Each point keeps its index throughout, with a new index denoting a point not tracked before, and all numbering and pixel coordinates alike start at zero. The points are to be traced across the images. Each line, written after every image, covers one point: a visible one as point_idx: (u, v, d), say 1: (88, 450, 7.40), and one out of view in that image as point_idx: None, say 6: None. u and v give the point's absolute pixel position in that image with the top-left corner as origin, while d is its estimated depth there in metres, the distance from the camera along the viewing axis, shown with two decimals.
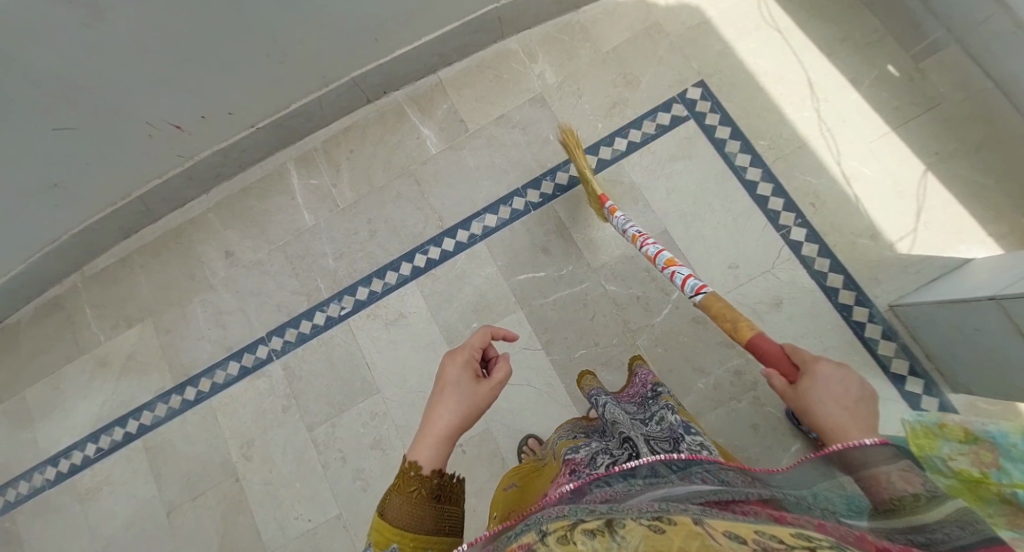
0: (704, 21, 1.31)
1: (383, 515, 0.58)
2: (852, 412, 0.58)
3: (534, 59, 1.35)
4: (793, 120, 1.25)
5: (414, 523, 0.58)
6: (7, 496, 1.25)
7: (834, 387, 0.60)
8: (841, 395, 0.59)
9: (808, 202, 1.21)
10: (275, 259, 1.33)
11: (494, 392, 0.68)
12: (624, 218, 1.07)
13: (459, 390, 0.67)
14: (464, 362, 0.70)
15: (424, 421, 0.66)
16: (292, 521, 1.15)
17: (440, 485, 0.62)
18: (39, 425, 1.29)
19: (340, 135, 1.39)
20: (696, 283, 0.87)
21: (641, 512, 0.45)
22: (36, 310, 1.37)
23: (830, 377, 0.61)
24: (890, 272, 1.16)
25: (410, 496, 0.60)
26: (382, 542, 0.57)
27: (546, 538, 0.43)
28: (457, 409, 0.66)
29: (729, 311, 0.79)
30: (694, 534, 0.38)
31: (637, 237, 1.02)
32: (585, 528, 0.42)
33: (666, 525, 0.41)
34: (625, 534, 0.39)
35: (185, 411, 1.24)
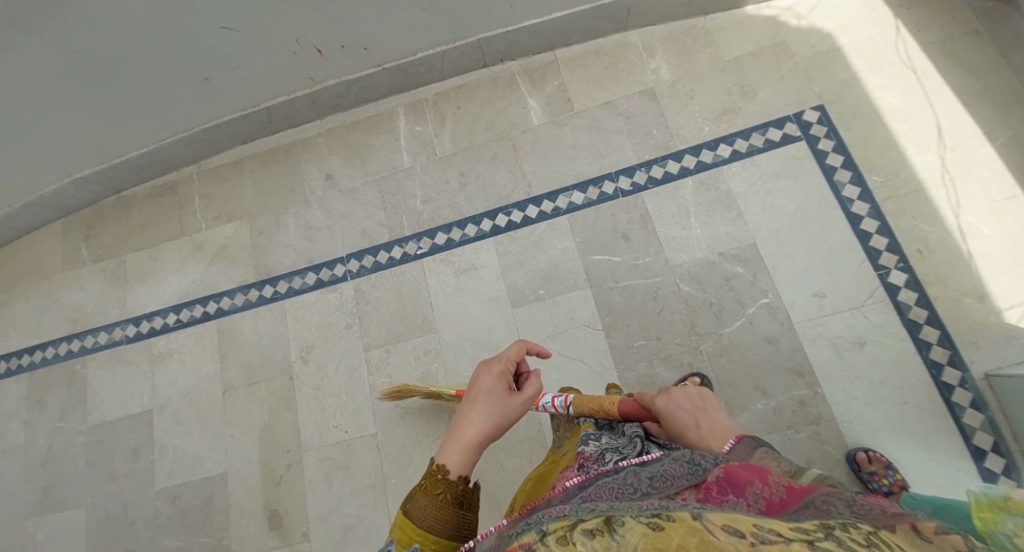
0: (835, 48, 1.31)
1: (406, 514, 0.56)
2: (700, 421, 0.74)
3: (653, 54, 1.38)
4: (915, 164, 1.22)
5: (436, 525, 0.56)
6: (86, 343, 1.41)
7: (675, 414, 0.76)
8: (687, 413, 0.75)
9: (914, 249, 1.17)
10: (369, 190, 1.41)
11: (525, 406, 0.68)
12: None
13: (492, 399, 0.67)
14: (498, 374, 0.70)
15: (455, 427, 0.65)
16: (331, 429, 1.24)
17: (465, 492, 0.59)
18: (132, 288, 1.43)
19: (451, 90, 1.45)
20: (558, 400, 0.86)
21: (639, 511, 0.43)
22: (152, 189, 1.50)
23: (677, 409, 0.76)
24: (991, 339, 1.10)
25: (435, 498, 0.57)
26: (404, 542, 0.54)
27: (545, 539, 0.41)
28: (489, 418, 0.65)
29: (590, 402, 0.82)
30: (693, 529, 0.37)
31: None
32: (584, 528, 0.41)
33: (665, 522, 0.40)
34: (624, 533, 0.39)
35: (260, 306, 1.35)
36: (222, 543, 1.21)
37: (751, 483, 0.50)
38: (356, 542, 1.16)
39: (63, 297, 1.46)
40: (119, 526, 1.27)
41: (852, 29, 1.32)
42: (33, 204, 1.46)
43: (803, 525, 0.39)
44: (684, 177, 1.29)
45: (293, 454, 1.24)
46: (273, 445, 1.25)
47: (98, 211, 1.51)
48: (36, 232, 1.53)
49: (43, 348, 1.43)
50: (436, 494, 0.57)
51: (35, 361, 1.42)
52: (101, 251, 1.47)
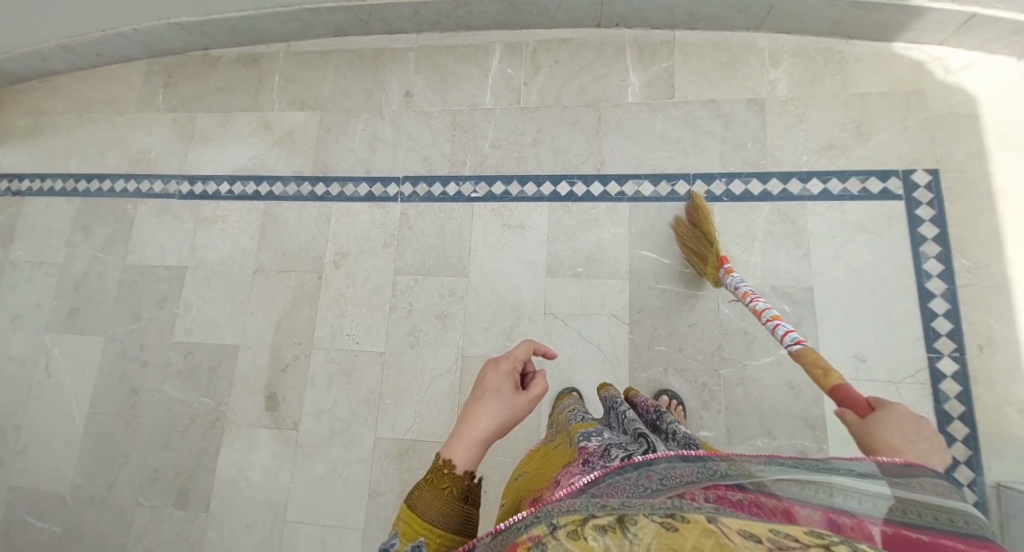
0: (972, 115, 1.20)
1: (412, 507, 0.54)
2: (916, 447, 0.53)
3: (776, 64, 1.29)
4: (1010, 258, 1.13)
5: (441, 520, 0.54)
6: (141, 186, 1.45)
7: (901, 420, 0.56)
8: (911, 432, 0.55)
9: (975, 343, 1.10)
10: (443, 119, 1.37)
11: (532, 407, 0.63)
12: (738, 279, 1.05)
13: (500, 397, 0.61)
14: (506, 370, 0.64)
15: (459, 424, 0.60)
16: (342, 335, 1.28)
17: (470, 487, 0.57)
18: (195, 147, 1.45)
19: (554, 42, 1.38)
20: (797, 337, 0.87)
21: (654, 508, 0.42)
22: (238, 56, 1.50)
23: (904, 418, 0.57)
24: (1019, 453, 1.05)
25: (442, 492, 0.55)
26: (410, 536, 0.53)
27: (555, 532, 0.40)
28: (496, 416, 0.60)
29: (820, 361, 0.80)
30: (708, 532, 0.36)
31: (748, 294, 1.00)
32: (596, 524, 0.40)
33: (678, 523, 0.39)
34: (636, 532, 0.38)
35: (309, 202, 1.36)
36: (218, 409, 1.28)
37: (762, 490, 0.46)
38: (339, 445, 1.22)
39: (130, 136, 1.50)
40: (131, 363, 1.34)
41: (1000, 101, 1.20)
42: (126, 35, 1.45)
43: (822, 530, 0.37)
44: (763, 201, 1.23)
45: (303, 348, 1.28)
46: (287, 334, 1.30)
47: (183, 62, 1.52)
48: (120, 66, 1.56)
49: (101, 179, 1.48)
50: (443, 489, 0.55)
51: (91, 190, 1.48)
52: (175, 102, 1.49)
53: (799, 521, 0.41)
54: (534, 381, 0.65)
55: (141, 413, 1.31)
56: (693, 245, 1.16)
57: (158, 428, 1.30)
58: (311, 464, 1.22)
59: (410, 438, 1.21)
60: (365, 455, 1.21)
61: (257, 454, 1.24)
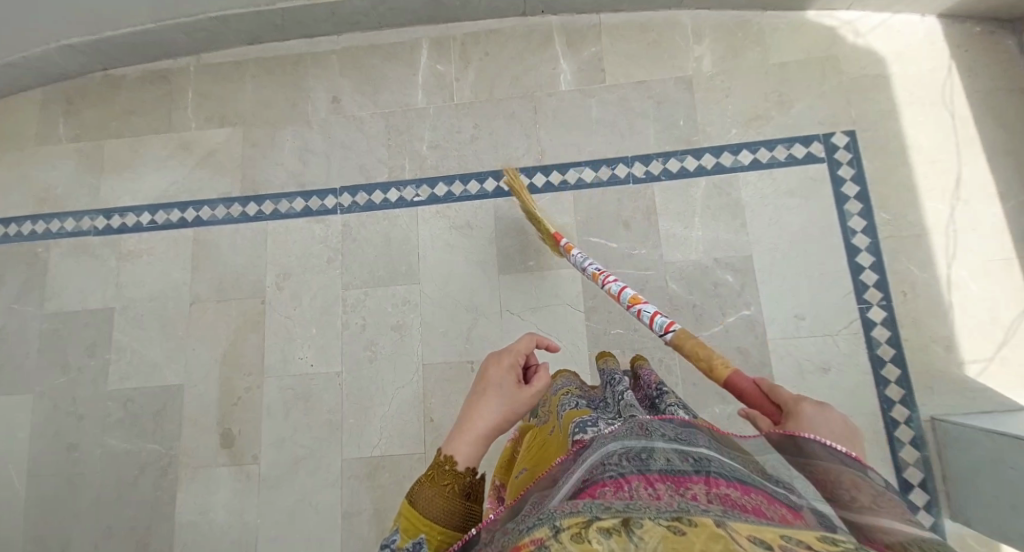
0: (882, 75, 1.26)
1: (413, 504, 0.53)
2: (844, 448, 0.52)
3: (699, 41, 1.31)
4: (925, 208, 1.21)
5: (443, 516, 0.52)
6: (50, 227, 1.34)
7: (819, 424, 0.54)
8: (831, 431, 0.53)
9: (900, 290, 1.18)
10: (375, 123, 1.33)
11: (533, 401, 0.64)
12: (582, 256, 1.06)
13: (501, 393, 0.63)
14: (507, 365, 0.66)
15: (461, 421, 0.60)
16: (296, 359, 1.24)
17: (472, 483, 0.55)
18: (106, 178, 1.35)
19: (482, 34, 1.35)
20: (666, 321, 0.86)
21: (658, 511, 0.38)
22: (142, 73, 1.39)
23: (814, 418, 0.55)
24: (947, 388, 1.14)
25: (444, 489, 0.53)
26: (411, 532, 0.51)
27: (558, 535, 0.36)
28: (498, 411, 0.61)
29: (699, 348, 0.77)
30: (716, 536, 0.33)
31: (597, 274, 1.01)
32: (601, 527, 0.36)
33: (685, 526, 0.35)
34: (642, 535, 0.34)
35: (242, 223, 1.30)
36: (170, 452, 1.22)
37: (760, 491, 0.45)
38: (305, 472, 1.19)
39: (31, 173, 1.37)
40: (66, 418, 1.26)
41: (906, 59, 1.27)
42: (13, 64, 1.31)
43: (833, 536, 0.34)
44: (699, 176, 1.26)
45: (254, 378, 1.24)
46: (235, 366, 1.25)
47: (81, 87, 1.40)
48: (10, 97, 1.42)
49: (4, 224, 1.35)
50: (445, 485, 0.54)
51: None
52: (78, 131, 1.38)
53: (807, 527, 0.38)
54: (535, 376, 0.67)
55: (84, 470, 1.23)
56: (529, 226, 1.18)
57: (105, 482, 1.22)
58: (277, 496, 1.19)
59: (378, 454, 1.19)
60: (333, 477, 1.19)
61: (218, 493, 1.20)
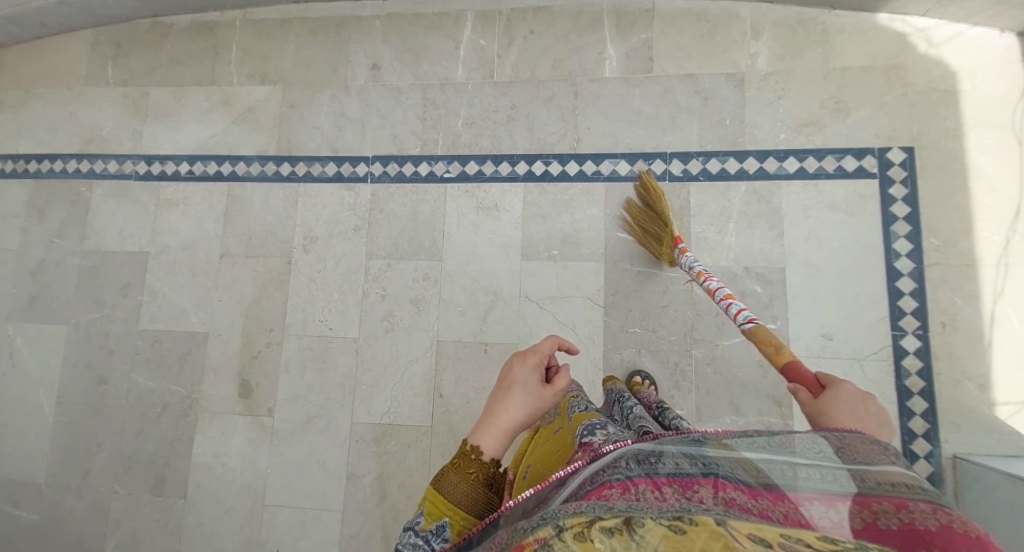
0: (951, 90, 1.18)
1: (438, 489, 0.54)
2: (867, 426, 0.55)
3: (756, 36, 1.24)
4: (978, 238, 1.14)
5: (466, 502, 0.53)
6: (94, 167, 1.38)
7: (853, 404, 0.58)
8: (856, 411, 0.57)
9: (939, 321, 1.13)
10: (413, 94, 1.31)
11: (558, 400, 0.61)
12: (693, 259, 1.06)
13: (526, 392, 0.59)
14: (533, 363, 0.62)
15: (485, 414, 0.58)
16: (316, 321, 1.27)
17: (496, 474, 0.55)
18: (150, 124, 1.38)
19: (529, 11, 1.30)
20: (749, 316, 0.90)
21: (660, 511, 0.38)
22: (190, 24, 1.40)
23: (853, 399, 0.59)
24: (975, 427, 1.09)
25: (468, 476, 0.54)
26: (435, 515, 0.53)
27: (561, 534, 0.35)
28: (523, 409, 0.59)
29: (776, 341, 0.82)
30: (717, 535, 0.33)
31: (701, 275, 1.01)
32: (603, 526, 0.35)
33: (685, 525, 0.35)
34: (644, 533, 0.34)
35: (275, 182, 1.32)
36: (191, 396, 1.28)
37: (770, 491, 0.43)
38: (315, 431, 1.23)
39: (80, 113, 1.41)
40: (98, 351, 1.32)
41: (980, 75, 1.18)
42: (69, 4, 1.34)
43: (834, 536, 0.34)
44: (739, 180, 1.21)
45: (274, 335, 1.27)
46: (257, 321, 1.28)
47: (131, 32, 1.42)
48: (64, 36, 1.45)
49: (51, 160, 1.40)
50: (470, 473, 0.54)
51: (42, 171, 1.40)
52: (126, 76, 1.40)
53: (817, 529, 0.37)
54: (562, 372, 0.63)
55: (111, 402, 1.30)
56: (646, 224, 1.15)
57: (130, 416, 1.29)
58: (288, 450, 1.23)
59: (387, 422, 1.22)
60: (342, 439, 1.22)
61: (233, 440, 1.25)
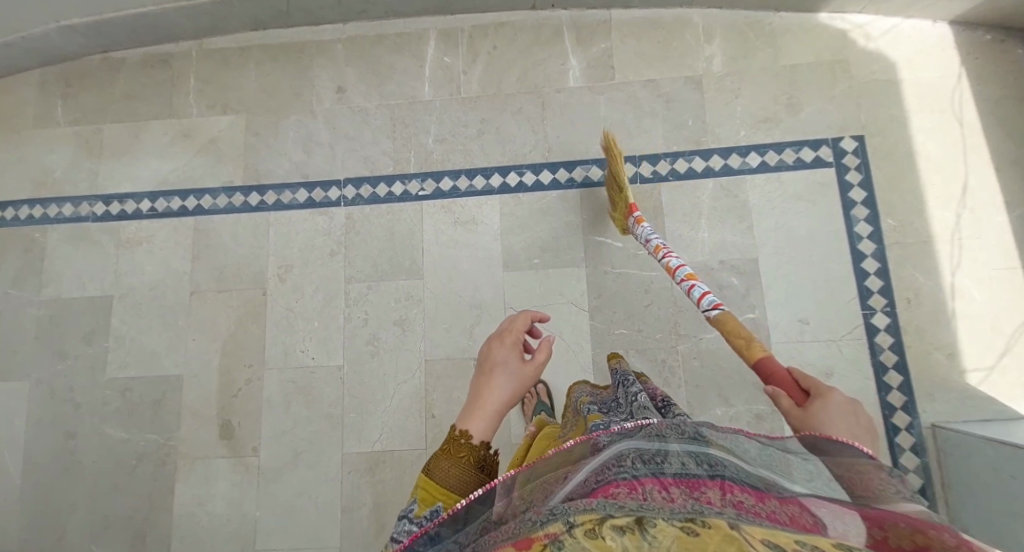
0: (892, 80, 1.26)
1: (430, 475, 0.59)
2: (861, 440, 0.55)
3: (710, 40, 1.30)
4: (931, 216, 1.21)
5: (458, 485, 0.58)
6: (47, 212, 1.32)
7: (840, 411, 0.59)
8: (852, 425, 0.57)
9: (904, 297, 1.19)
10: (381, 115, 1.31)
11: (539, 373, 0.66)
12: (649, 229, 1.09)
13: (508, 371, 0.65)
14: (510, 343, 0.67)
15: (473, 398, 0.64)
16: (297, 351, 1.23)
17: (485, 456, 0.61)
18: (106, 163, 1.33)
19: (490, 27, 1.33)
20: (715, 300, 0.91)
21: (672, 512, 0.38)
22: (143, 58, 1.36)
23: (840, 408, 0.59)
24: (948, 395, 1.15)
25: (459, 460, 0.59)
26: (428, 500, 0.57)
27: (572, 530, 0.35)
28: (507, 389, 0.64)
29: (743, 331, 0.84)
30: (731, 538, 0.32)
31: (659, 248, 1.05)
32: (615, 524, 0.35)
33: (699, 528, 0.34)
34: (656, 534, 0.34)
35: (244, 213, 1.28)
36: (169, 442, 1.21)
37: (776, 494, 0.43)
38: (305, 465, 1.19)
39: (28, 156, 1.35)
40: (63, 406, 1.24)
41: (916, 65, 1.26)
42: (11, 44, 1.28)
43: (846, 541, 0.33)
44: (706, 178, 1.25)
45: (254, 370, 1.23)
46: (234, 357, 1.24)
47: (81, 69, 1.37)
48: (6, 78, 1.38)
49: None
50: (461, 457, 0.59)
51: None
52: (77, 115, 1.35)
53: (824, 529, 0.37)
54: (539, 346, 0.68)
55: (80, 459, 1.22)
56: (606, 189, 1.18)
57: (102, 471, 1.21)
58: (277, 489, 1.18)
59: (379, 449, 1.18)
60: (334, 471, 1.18)
61: (217, 485, 1.19)
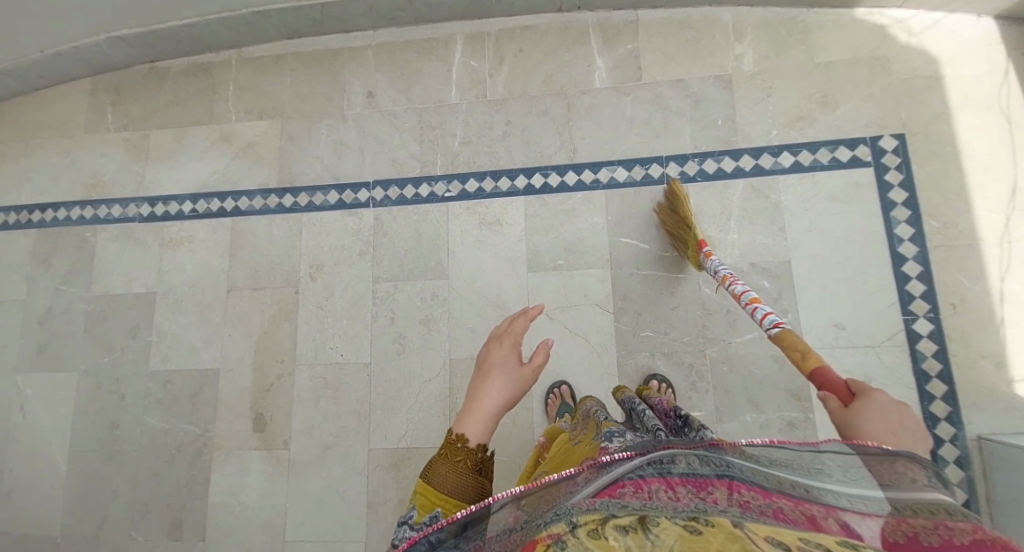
0: (935, 76, 1.21)
1: (429, 482, 0.60)
2: (905, 441, 0.51)
3: (740, 38, 1.27)
4: (977, 217, 1.15)
5: (456, 490, 0.59)
6: (98, 212, 1.39)
7: (883, 410, 0.55)
8: (892, 426, 0.53)
9: (949, 302, 1.13)
10: (409, 118, 1.33)
11: (536, 376, 0.67)
12: (718, 263, 1.05)
13: (505, 373, 0.65)
14: (509, 345, 0.68)
15: (470, 399, 0.64)
16: (326, 349, 1.26)
17: (483, 458, 0.61)
18: (152, 166, 1.40)
19: (516, 30, 1.34)
20: (776, 320, 0.87)
21: (675, 511, 0.37)
22: (186, 66, 1.43)
23: (884, 405, 0.56)
24: (997, 406, 1.09)
25: (456, 465, 0.60)
26: (427, 507, 0.58)
27: (574, 531, 0.35)
28: (503, 391, 0.64)
29: (803, 345, 0.79)
30: (734, 537, 0.32)
31: (726, 278, 1.00)
32: (617, 524, 0.35)
33: (702, 526, 0.34)
34: (659, 533, 0.34)
35: (278, 214, 1.33)
36: (205, 434, 1.26)
37: (785, 492, 0.43)
38: (332, 460, 1.21)
39: (81, 160, 1.43)
40: (109, 397, 1.31)
41: (961, 60, 1.21)
42: (67, 54, 1.37)
43: (853, 540, 0.33)
44: (736, 178, 1.23)
45: (286, 366, 1.27)
46: (267, 353, 1.28)
47: (130, 77, 1.45)
48: (63, 86, 1.47)
49: (54, 208, 1.41)
50: (458, 461, 0.60)
51: (46, 220, 1.41)
52: (126, 121, 1.43)
53: (830, 528, 0.36)
54: (536, 350, 0.69)
55: (124, 447, 1.28)
56: (671, 227, 1.17)
57: (144, 460, 1.27)
58: (305, 482, 1.21)
59: (404, 447, 1.20)
60: (360, 467, 1.21)
61: (249, 477, 1.23)
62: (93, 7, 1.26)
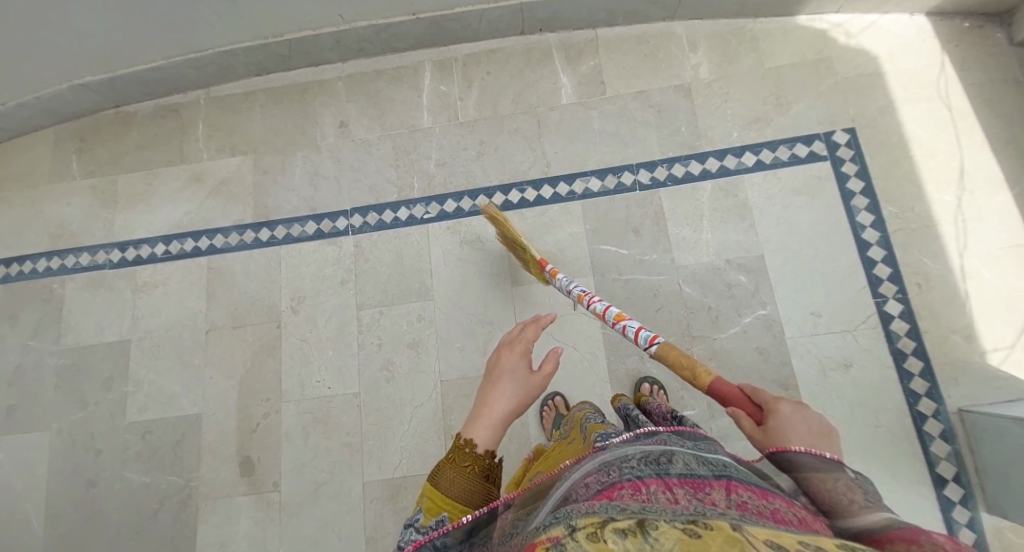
0: (876, 73, 1.29)
1: (436, 485, 0.59)
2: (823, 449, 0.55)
3: (695, 49, 1.34)
4: (931, 200, 1.22)
5: (463, 495, 0.58)
6: (65, 262, 1.35)
7: (796, 424, 0.57)
8: (810, 437, 0.55)
9: (915, 282, 1.19)
10: (383, 144, 1.35)
11: (546, 383, 0.68)
12: (566, 280, 1.05)
13: (514, 379, 0.66)
14: (519, 354, 0.70)
15: (479, 405, 0.65)
16: (313, 382, 1.24)
17: (491, 465, 0.60)
18: (120, 211, 1.37)
19: (482, 54, 1.38)
20: (650, 335, 0.85)
21: (674, 514, 0.38)
22: (153, 109, 1.42)
23: (791, 418, 0.57)
24: (972, 378, 1.13)
25: (464, 470, 0.59)
26: (433, 510, 0.57)
27: (574, 534, 0.36)
28: (513, 396, 0.65)
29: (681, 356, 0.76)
30: (734, 540, 0.32)
31: (582, 297, 1.00)
32: (616, 526, 0.36)
33: (701, 529, 0.35)
34: (658, 536, 0.34)
35: (255, 249, 1.32)
36: (191, 482, 1.21)
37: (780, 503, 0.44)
38: (327, 496, 1.18)
39: (46, 210, 1.39)
40: (85, 453, 1.25)
41: (898, 57, 1.30)
42: (28, 105, 1.35)
43: (848, 543, 0.33)
44: (704, 180, 1.28)
45: (272, 403, 1.23)
46: (252, 392, 1.24)
47: (94, 124, 1.43)
48: (23, 137, 1.44)
49: (18, 261, 1.37)
50: (465, 467, 0.59)
51: (10, 274, 1.36)
52: (92, 167, 1.40)
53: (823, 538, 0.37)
54: (546, 359, 0.70)
55: (103, 505, 1.21)
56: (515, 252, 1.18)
57: (125, 517, 1.21)
58: (300, 523, 1.17)
59: (400, 475, 1.17)
60: (356, 500, 1.17)
61: (239, 524, 1.18)
62: (54, 55, 1.25)
